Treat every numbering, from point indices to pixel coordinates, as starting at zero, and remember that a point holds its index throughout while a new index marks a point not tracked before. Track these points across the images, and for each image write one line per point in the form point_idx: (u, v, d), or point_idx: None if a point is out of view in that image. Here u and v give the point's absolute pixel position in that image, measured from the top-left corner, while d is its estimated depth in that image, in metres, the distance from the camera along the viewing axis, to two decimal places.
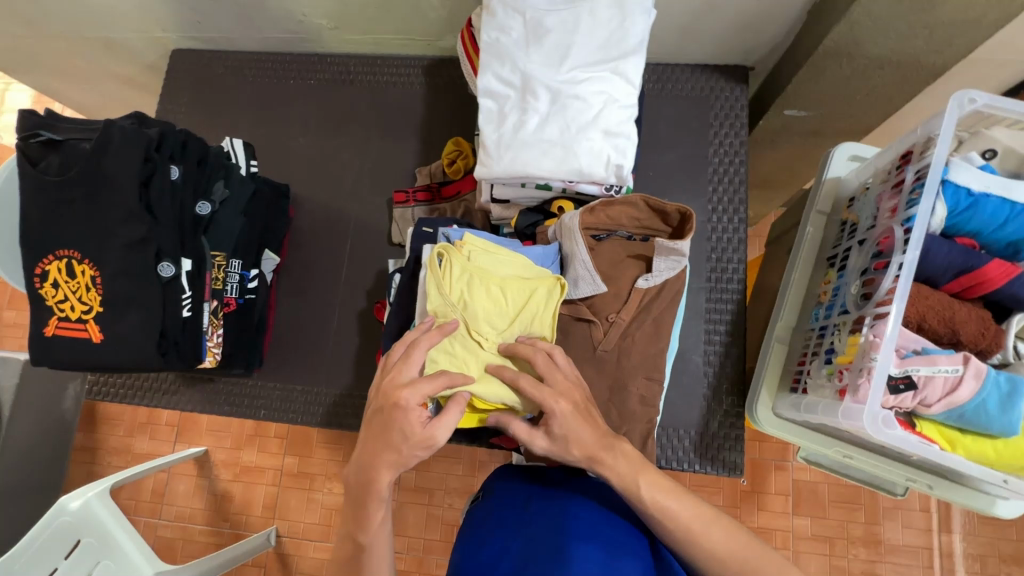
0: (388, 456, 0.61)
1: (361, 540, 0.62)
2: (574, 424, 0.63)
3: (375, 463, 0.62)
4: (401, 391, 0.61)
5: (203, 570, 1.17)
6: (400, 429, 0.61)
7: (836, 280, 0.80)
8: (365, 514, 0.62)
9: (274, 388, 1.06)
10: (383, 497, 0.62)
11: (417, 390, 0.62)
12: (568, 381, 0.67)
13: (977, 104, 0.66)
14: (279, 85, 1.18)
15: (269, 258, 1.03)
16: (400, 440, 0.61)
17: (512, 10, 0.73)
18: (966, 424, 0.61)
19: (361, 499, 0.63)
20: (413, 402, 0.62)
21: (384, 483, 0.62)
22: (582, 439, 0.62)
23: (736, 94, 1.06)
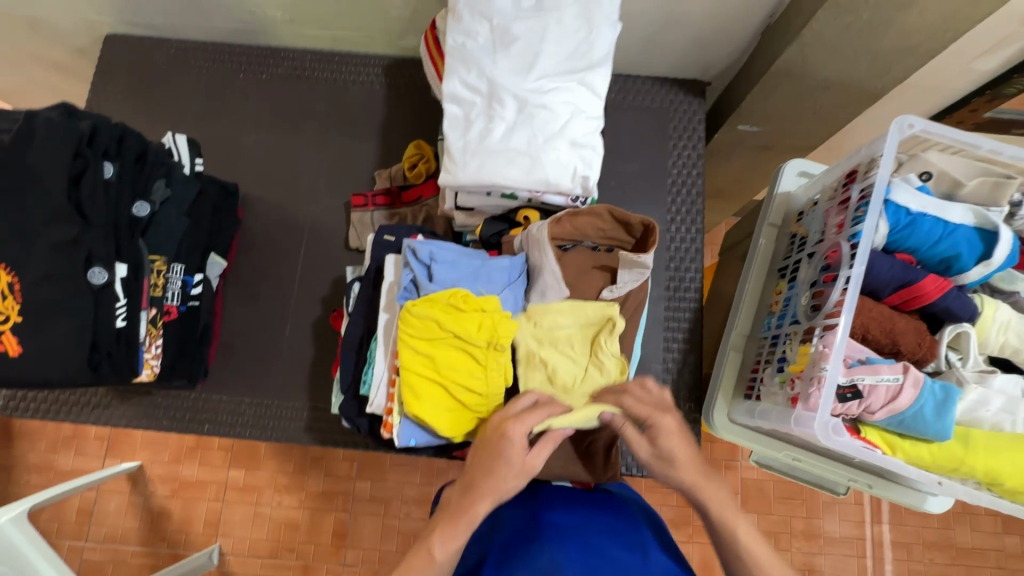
0: (493, 479, 0.59)
1: (440, 557, 0.57)
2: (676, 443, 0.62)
3: (475, 489, 0.59)
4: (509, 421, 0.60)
5: (185, 570, 1.25)
6: (506, 460, 0.59)
7: (787, 290, 0.84)
8: (453, 535, 0.57)
9: (220, 401, 1.00)
10: (472, 526, 0.58)
11: (522, 423, 0.61)
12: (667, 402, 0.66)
13: (915, 129, 0.71)
14: (227, 77, 1.12)
15: (215, 262, 0.96)
16: (506, 471, 0.59)
17: (479, 15, 0.72)
18: (906, 429, 0.65)
19: (450, 518, 0.59)
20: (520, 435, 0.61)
21: (481, 511, 0.58)
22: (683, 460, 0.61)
23: (694, 108, 1.09)
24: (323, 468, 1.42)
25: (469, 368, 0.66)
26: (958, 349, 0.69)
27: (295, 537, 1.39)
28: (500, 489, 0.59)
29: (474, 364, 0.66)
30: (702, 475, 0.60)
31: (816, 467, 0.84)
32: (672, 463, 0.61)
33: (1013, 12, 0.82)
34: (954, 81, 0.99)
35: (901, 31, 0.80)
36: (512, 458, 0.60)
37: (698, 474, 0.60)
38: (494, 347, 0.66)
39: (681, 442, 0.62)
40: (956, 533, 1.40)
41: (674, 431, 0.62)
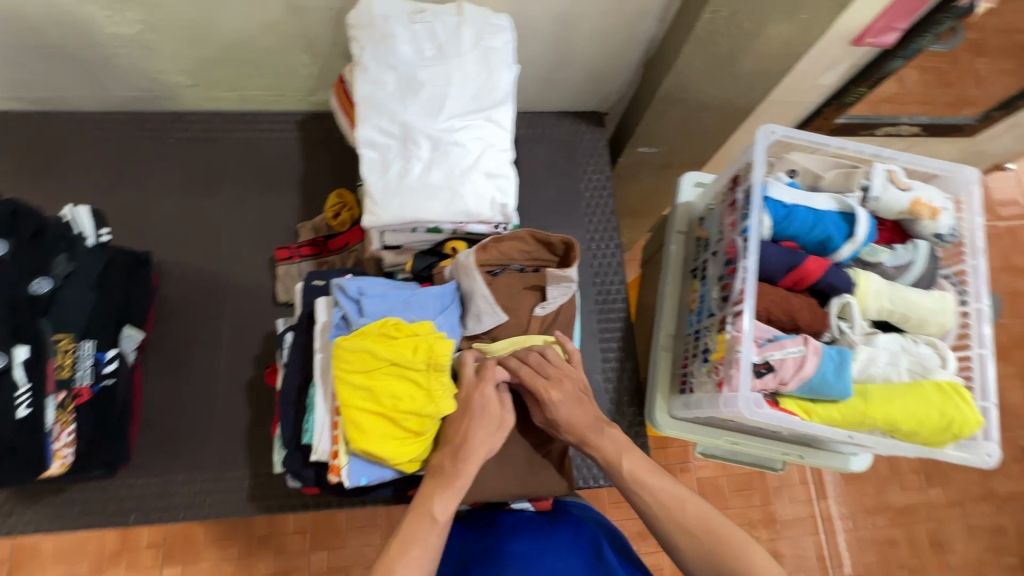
0: (479, 437, 0.68)
1: (442, 518, 0.64)
2: (568, 409, 0.73)
3: (466, 450, 0.67)
4: (482, 384, 0.71)
5: None
6: (488, 415, 0.70)
7: (701, 288, 0.92)
8: (449, 494, 0.65)
9: (148, 485, 0.92)
10: (466, 484, 0.66)
11: (491, 382, 0.71)
12: (561, 373, 0.74)
13: (778, 135, 0.83)
14: (130, 144, 1.08)
15: (130, 335, 0.92)
16: (486, 426, 0.69)
17: (385, 66, 0.77)
18: (816, 394, 0.72)
19: (444, 482, 0.66)
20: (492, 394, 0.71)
21: (474, 471, 0.67)
22: (575, 422, 0.72)
23: (596, 136, 1.19)
24: (272, 547, 1.32)
25: (412, 392, 0.66)
26: (846, 318, 0.78)
27: None
28: (484, 441, 0.68)
29: (417, 388, 0.67)
30: (588, 430, 0.72)
31: (752, 447, 0.91)
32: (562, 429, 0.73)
33: (839, 37, 0.99)
34: (806, 95, 1.16)
35: (755, 57, 0.94)
36: (490, 413, 0.70)
37: (586, 432, 0.72)
38: (434, 369, 0.68)
39: (567, 413, 0.73)
40: (890, 495, 1.52)
41: (558, 403, 0.72)
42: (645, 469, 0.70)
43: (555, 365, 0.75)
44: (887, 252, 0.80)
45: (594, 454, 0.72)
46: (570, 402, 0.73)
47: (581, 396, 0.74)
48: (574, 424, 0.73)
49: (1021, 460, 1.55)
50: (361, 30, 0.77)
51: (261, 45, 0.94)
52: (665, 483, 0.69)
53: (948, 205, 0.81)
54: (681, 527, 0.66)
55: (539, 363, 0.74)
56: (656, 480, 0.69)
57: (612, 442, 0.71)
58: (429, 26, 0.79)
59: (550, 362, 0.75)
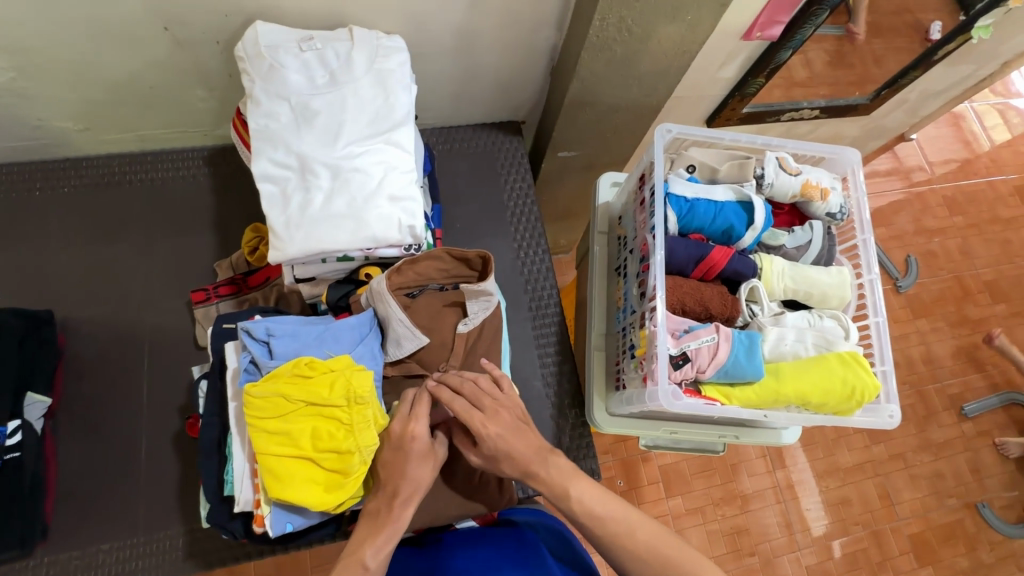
0: (412, 479, 0.65)
1: (374, 566, 0.60)
2: (507, 442, 0.67)
3: (401, 494, 0.64)
4: (413, 425, 0.66)
5: None
6: (421, 456, 0.66)
7: (624, 286, 0.94)
8: (383, 539, 0.62)
9: (71, 558, 0.86)
10: (400, 529, 0.63)
11: (423, 419, 0.67)
12: (497, 404, 0.70)
13: (674, 133, 0.86)
14: (21, 197, 1.02)
15: (37, 403, 0.88)
16: (420, 467, 0.66)
17: (275, 97, 0.75)
18: (732, 377, 0.75)
19: (376, 530, 0.63)
20: (425, 432, 0.67)
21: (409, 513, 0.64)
22: (518, 455, 0.67)
23: (515, 144, 1.20)
24: None
25: (332, 429, 0.65)
26: (756, 301, 0.82)
27: None
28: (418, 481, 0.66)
29: (337, 426, 0.65)
30: (536, 459, 0.67)
31: (691, 434, 0.93)
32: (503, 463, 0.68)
33: (728, 32, 1.04)
34: (711, 89, 1.21)
35: (651, 58, 0.97)
36: (424, 452, 0.67)
37: (531, 464, 0.67)
38: (355, 403, 0.65)
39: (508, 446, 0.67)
40: (839, 456, 1.58)
41: (496, 437, 0.67)
42: (596, 497, 0.66)
43: (490, 395, 0.71)
44: (785, 235, 0.85)
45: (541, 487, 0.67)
46: (512, 435, 0.68)
47: (520, 426, 0.69)
48: (517, 456, 0.67)
49: (951, 408, 1.66)
50: (248, 62, 0.75)
51: (149, 83, 0.91)
52: (615, 506, 0.66)
53: (835, 185, 0.86)
54: (627, 546, 0.63)
55: (474, 393, 0.70)
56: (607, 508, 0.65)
57: (559, 472, 0.67)
58: (318, 52, 0.77)
59: (485, 394, 0.70)
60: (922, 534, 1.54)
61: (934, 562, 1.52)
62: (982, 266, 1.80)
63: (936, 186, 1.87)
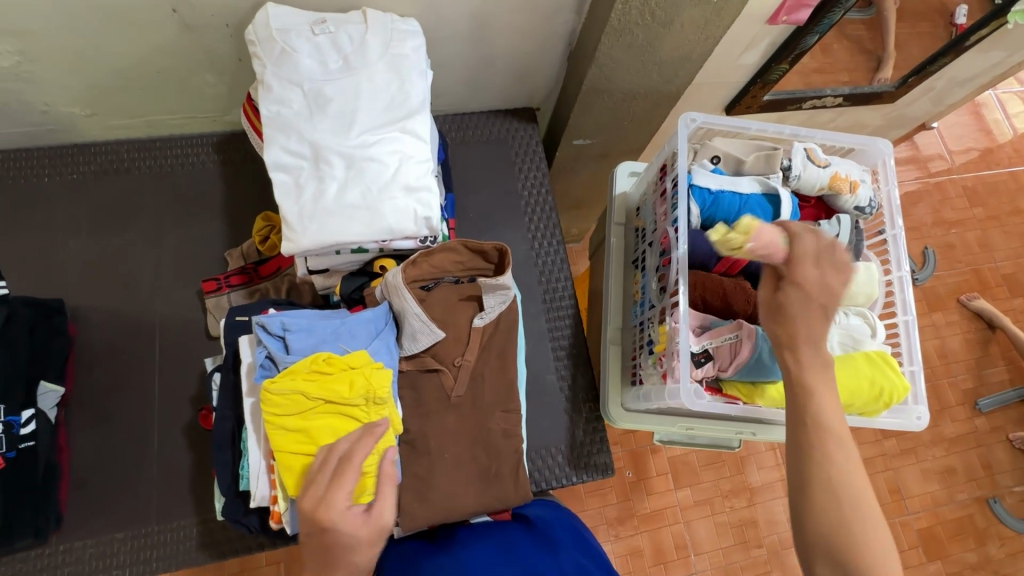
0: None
1: None
2: (801, 309, 0.58)
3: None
4: (324, 512, 0.51)
5: None
6: (344, 547, 0.50)
7: (642, 279, 0.92)
8: None
9: (85, 547, 0.87)
10: None
11: (334, 496, 0.52)
12: (830, 267, 0.59)
13: (698, 121, 0.83)
14: (28, 184, 1.00)
15: (49, 391, 0.87)
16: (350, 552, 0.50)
17: (287, 83, 0.73)
18: (754, 376, 0.74)
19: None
20: (341, 513, 0.51)
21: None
22: (810, 329, 0.57)
23: (530, 132, 1.17)
24: None
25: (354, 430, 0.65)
26: None
27: None
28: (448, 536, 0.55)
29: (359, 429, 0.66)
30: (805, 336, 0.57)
31: (707, 429, 0.92)
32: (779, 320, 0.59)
33: (753, 16, 1.00)
34: (731, 75, 1.17)
35: (671, 42, 0.93)
36: (349, 540, 0.50)
37: (800, 343, 0.57)
38: (374, 403, 0.66)
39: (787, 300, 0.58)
40: None
41: (794, 295, 0.58)
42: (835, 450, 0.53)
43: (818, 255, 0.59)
44: (811, 229, 0.82)
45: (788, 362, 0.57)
46: (813, 314, 0.57)
47: (824, 312, 0.57)
48: (798, 318, 0.57)
49: (966, 402, 1.63)
50: (259, 46, 0.73)
51: (155, 67, 0.88)
52: (836, 425, 0.54)
53: (864, 177, 0.84)
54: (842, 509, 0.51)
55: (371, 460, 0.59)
56: (843, 448, 0.54)
57: (817, 368, 0.56)
58: (332, 36, 0.75)
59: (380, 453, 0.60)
60: (932, 528, 1.53)
61: (943, 556, 1.51)
62: (1001, 259, 1.76)
63: (956, 175, 1.82)
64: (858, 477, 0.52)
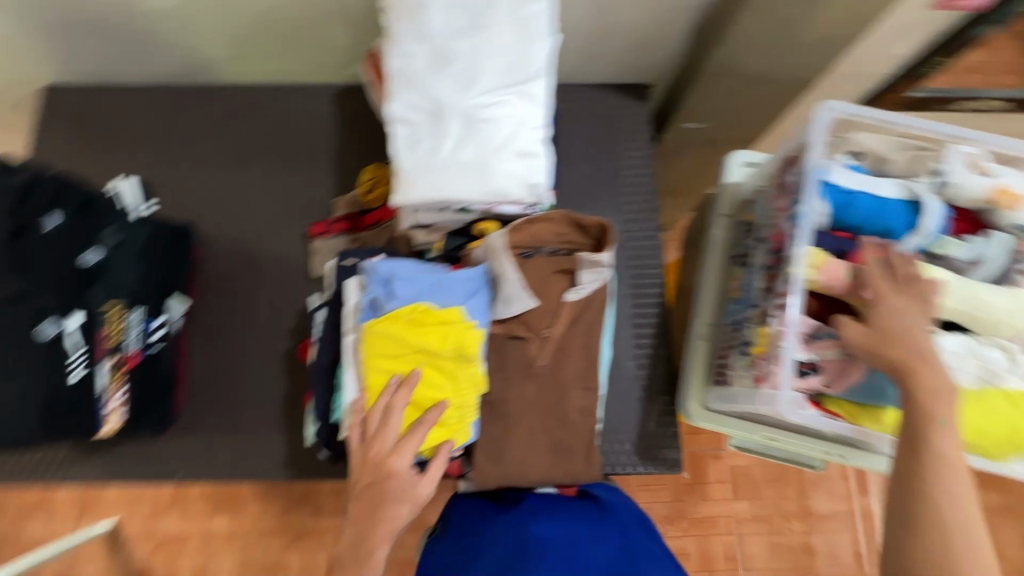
0: (386, 522, 0.65)
1: None
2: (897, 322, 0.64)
3: (370, 534, 0.64)
4: (394, 461, 0.67)
5: None
6: (398, 494, 0.66)
7: (744, 276, 0.87)
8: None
9: (191, 447, 0.97)
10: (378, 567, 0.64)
11: (404, 453, 0.67)
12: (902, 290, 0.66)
13: (839, 112, 0.75)
14: (173, 117, 1.10)
15: (177, 304, 0.94)
16: (399, 506, 0.66)
17: (417, 37, 0.74)
18: (865, 399, 0.69)
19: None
20: (405, 468, 0.67)
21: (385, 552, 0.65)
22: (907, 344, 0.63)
23: (639, 110, 1.13)
24: (310, 506, 1.38)
25: (440, 382, 0.71)
26: None
27: None
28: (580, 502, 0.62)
29: (445, 382, 0.71)
30: (915, 360, 0.62)
31: (791, 444, 0.86)
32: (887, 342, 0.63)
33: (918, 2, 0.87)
34: (877, 66, 1.01)
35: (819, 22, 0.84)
36: (403, 490, 0.67)
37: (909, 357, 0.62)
38: (462, 358, 0.70)
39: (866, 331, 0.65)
40: None
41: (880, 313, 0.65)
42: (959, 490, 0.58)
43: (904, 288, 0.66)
44: (959, 244, 0.72)
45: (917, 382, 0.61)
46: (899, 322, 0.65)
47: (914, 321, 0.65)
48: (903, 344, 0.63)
49: None
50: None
51: (293, 15, 0.93)
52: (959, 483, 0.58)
53: None
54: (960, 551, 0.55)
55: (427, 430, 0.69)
56: (958, 485, 0.58)
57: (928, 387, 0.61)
58: None
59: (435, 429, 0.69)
60: None
61: None
62: None
63: None
64: (970, 519, 0.57)
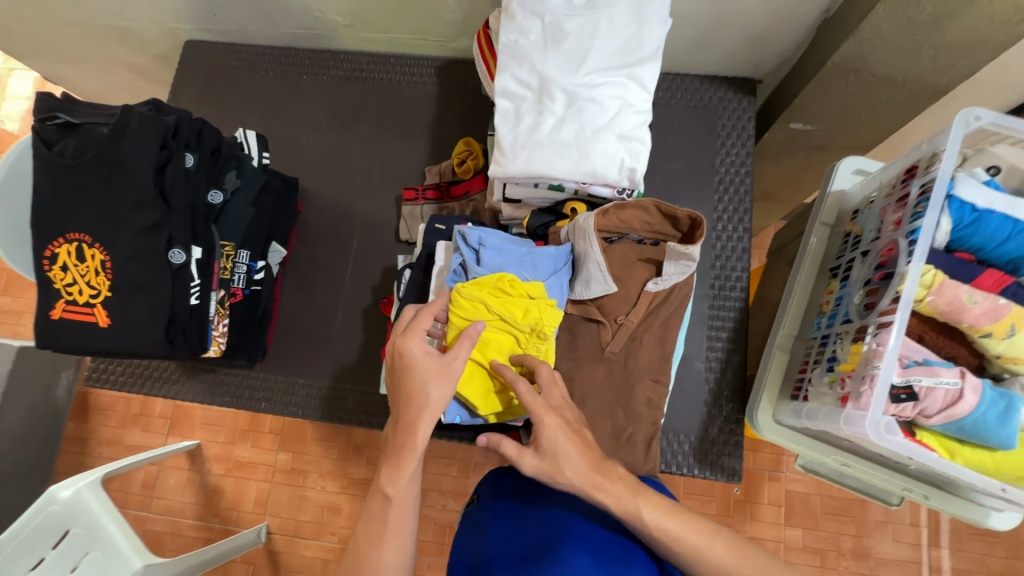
0: (415, 400, 0.60)
1: (392, 494, 0.58)
2: (562, 437, 0.59)
3: (405, 416, 0.60)
4: (405, 339, 0.62)
5: (237, 544, 1.34)
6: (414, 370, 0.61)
7: (839, 290, 0.82)
8: (398, 467, 0.59)
9: (274, 381, 1.06)
10: (417, 448, 0.59)
11: (415, 331, 0.62)
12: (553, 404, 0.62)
13: (983, 122, 0.68)
14: (291, 79, 1.19)
15: (276, 250, 1.03)
16: (420, 382, 0.60)
17: (531, 14, 0.74)
18: (966, 435, 0.64)
19: (394, 459, 0.59)
20: (418, 344, 0.62)
21: (424, 433, 0.59)
22: (575, 461, 0.58)
23: (744, 106, 1.08)
24: (365, 456, 1.47)
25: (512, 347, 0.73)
26: None
27: (336, 521, 1.45)
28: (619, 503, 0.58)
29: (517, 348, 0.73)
30: (594, 482, 0.57)
31: (867, 474, 0.81)
32: (558, 466, 0.58)
33: None
34: None
35: (970, 22, 0.76)
36: (420, 367, 0.61)
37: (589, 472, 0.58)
38: (537, 335, 0.72)
39: (536, 451, 0.59)
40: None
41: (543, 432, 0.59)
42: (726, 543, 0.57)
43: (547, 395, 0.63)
44: None
45: (603, 499, 0.57)
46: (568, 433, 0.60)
47: (578, 429, 0.61)
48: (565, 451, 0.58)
49: None
50: None
51: None
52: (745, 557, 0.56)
53: None
54: None
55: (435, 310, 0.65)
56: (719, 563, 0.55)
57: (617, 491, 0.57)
58: None
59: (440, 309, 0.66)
60: None
61: None
62: None
63: None
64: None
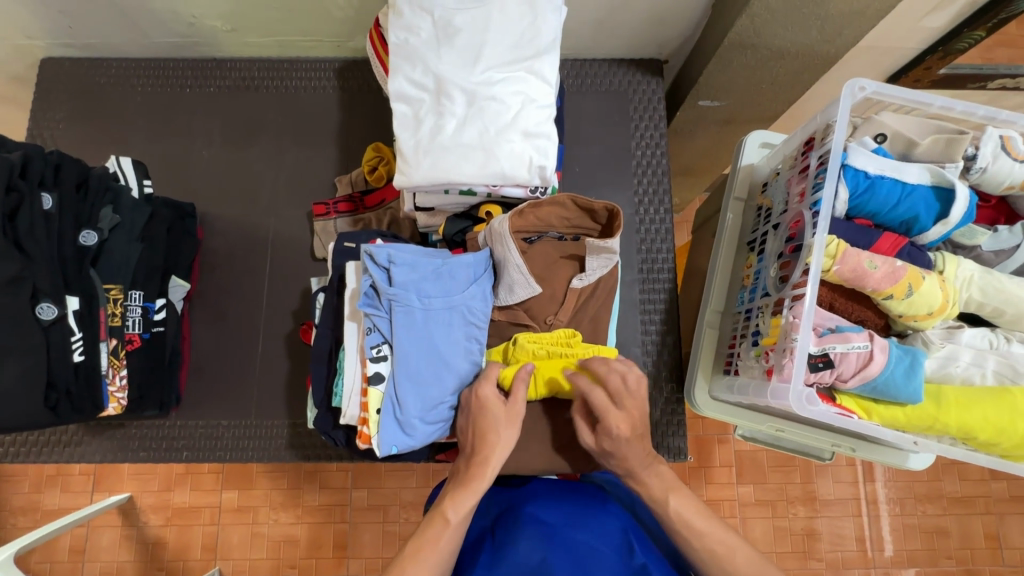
0: (488, 440, 0.66)
1: (455, 519, 0.61)
2: (624, 440, 0.66)
3: (477, 452, 0.66)
4: (480, 386, 0.69)
5: None
6: (487, 412, 0.67)
7: (757, 263, 0.83)
8: (465, 495, 0.63)
9: (196, 426, 0.98)
10: (483, 485, 0.64)
11: (487, 380, 0.69)
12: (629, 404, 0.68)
13: (867, 91, 0.71)
14: (173, 93, 1.08)
15: (177, 285, 0.93)
16: (494, 425, 0.67)
17: (419, 10, 0.70)
18: (879, 394, 0.67)
19: (462, 485, 0.64)
20: (492, 392, 0.69)
21: (493, 468, 0.65)
22: (628, 456, 0.66)
23: (653, 87, 1.08)
24: (318, 480, 1.40)
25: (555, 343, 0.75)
26: None
27: (295, 553, 1.38)
28: (638, 475, 0.66)
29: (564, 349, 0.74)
30: (639, 466, 0.66)
31: (798, 435, 0.84)
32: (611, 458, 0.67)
33: None
34: (905, 39, 0.95)
35: None
36: (493, 413, 0.68)
37: (637, 468, 0.67)
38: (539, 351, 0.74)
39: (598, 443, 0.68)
40: (945, 484, 1.41)
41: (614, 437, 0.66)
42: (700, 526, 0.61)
43: (632, 397, 0.68)
44: (986, 233, 0.73)
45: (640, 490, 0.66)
46: (632, 438, 0.67)
47: (641, 433, 0.67)
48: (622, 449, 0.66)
49: None
50: None
51: None
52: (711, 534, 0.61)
53: None
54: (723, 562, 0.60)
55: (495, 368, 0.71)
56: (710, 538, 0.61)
57: (658, 479, 0.66)
58: None
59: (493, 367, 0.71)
60: None
61: None
62: None
63: None
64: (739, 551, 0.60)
